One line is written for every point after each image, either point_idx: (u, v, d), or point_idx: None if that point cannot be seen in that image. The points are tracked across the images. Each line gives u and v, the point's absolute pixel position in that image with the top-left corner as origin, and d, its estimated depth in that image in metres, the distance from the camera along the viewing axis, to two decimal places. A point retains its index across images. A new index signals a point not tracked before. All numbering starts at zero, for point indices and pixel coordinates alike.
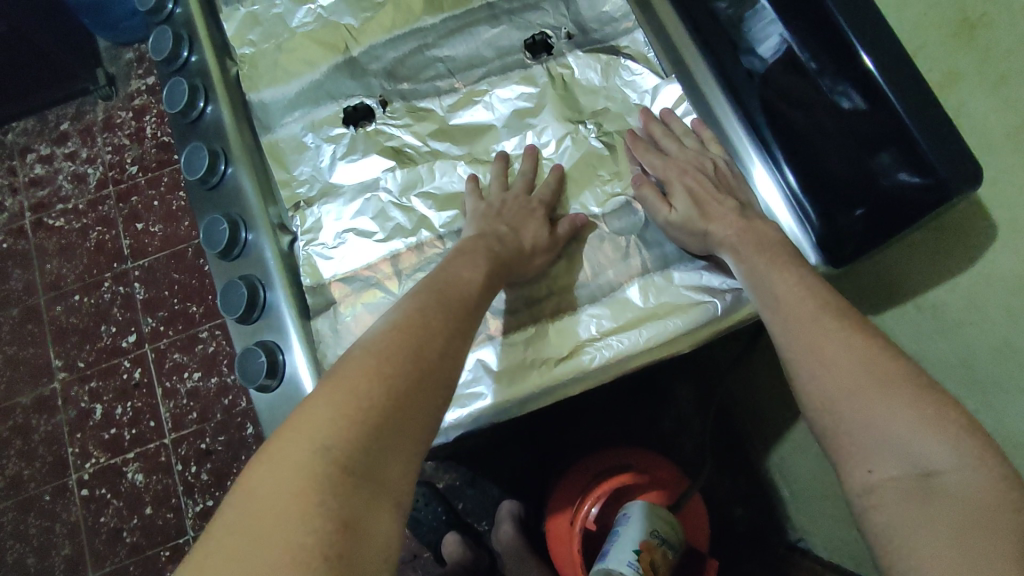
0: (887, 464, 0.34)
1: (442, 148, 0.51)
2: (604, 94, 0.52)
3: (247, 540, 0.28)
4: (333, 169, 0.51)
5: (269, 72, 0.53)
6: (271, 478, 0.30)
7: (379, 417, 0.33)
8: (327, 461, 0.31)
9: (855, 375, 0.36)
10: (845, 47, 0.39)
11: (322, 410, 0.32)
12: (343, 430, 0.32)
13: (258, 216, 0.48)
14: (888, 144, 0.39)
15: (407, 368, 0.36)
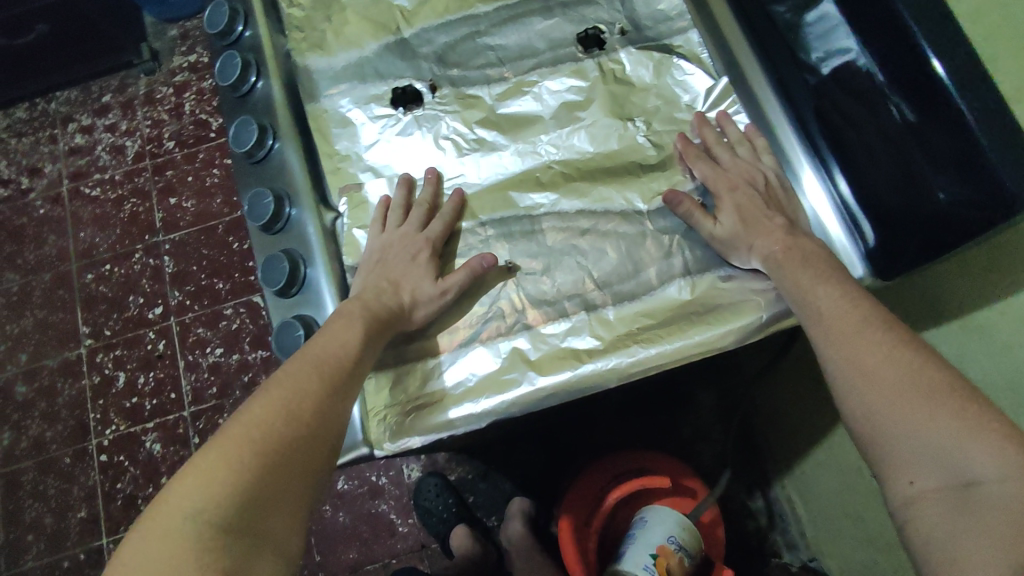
0: (926, 475, 0.33)
1: (488, 136, 0.51)
2: (655, 91, 0.51)
3: None
4: (378, 151, 0.51)
5: (320, 50, 0.53)
6: (145, 546, 0.31)
7: (258, 466, 0.34)
8: (199, 522, 0.31)
9: (893, 383, 0.36)
10: (913, 52, 0.38)
11: (199, 468, 0.33)
12: (221, 485, 0.33)
13: (303, 192, 0.49)
14: (946, 158, 0.37)
15: (289, 419, 0.37)
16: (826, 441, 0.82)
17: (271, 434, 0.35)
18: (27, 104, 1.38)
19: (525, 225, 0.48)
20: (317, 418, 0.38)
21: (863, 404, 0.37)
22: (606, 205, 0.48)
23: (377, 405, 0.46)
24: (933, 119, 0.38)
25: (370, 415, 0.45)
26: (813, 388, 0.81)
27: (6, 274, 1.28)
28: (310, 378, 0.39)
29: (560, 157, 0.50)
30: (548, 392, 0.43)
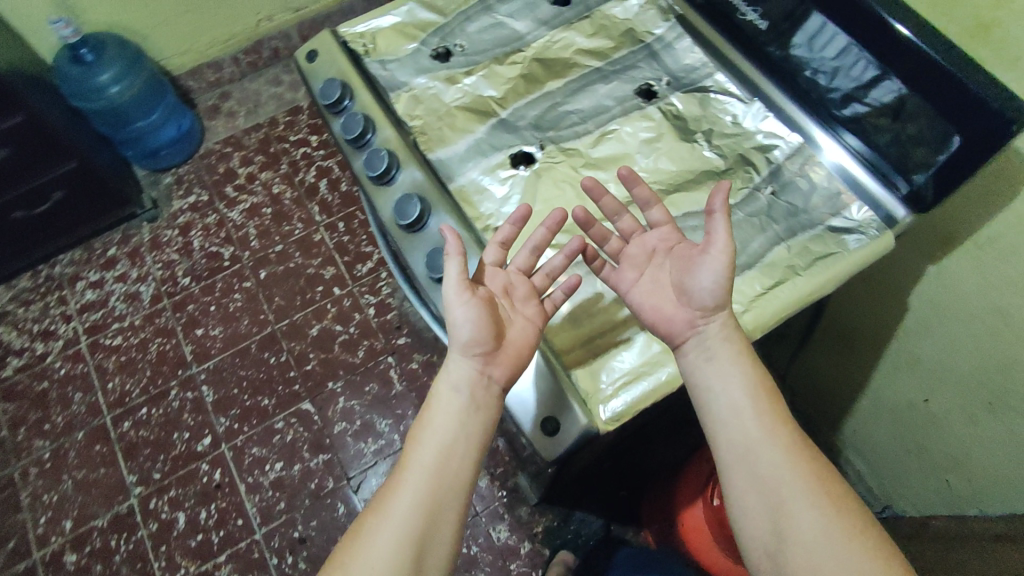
0: (770, 489, 0.48)
1: (593, 175, 0.64)
2: (706, 120, 0.67)
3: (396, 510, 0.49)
4: (512, 204, 0.62)
5: (439, 138, 0.65)
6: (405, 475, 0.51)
7: (456, 428, 0.53)
8: (431, 459, 0.51)
9: (754, 411, 0.51)
10: (893, 39, 0.54)
11: (429, 432, 0.53)
12: (441, 442, 0.52)
13: (469, 246, 0.60)
14: (945, 105, 0.53)
15: (414, 529, 0.49)
16: (871, 390, 0.97)
17: (395, 548, 0.48)
18: (30, 272, 1.39)
19: None
20: (435, 520, 0.49)
21: (780, 475, 0.48)
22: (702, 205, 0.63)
23: (591, 390, 0.54)
24: (924, 79, 0.53)
25: (585, 397, 0.54)
26: (848, 350, 0.96)
27: (35, 442, 1.23)
28: (416, 474, 0.51)
29: (652, 178, 0.64)
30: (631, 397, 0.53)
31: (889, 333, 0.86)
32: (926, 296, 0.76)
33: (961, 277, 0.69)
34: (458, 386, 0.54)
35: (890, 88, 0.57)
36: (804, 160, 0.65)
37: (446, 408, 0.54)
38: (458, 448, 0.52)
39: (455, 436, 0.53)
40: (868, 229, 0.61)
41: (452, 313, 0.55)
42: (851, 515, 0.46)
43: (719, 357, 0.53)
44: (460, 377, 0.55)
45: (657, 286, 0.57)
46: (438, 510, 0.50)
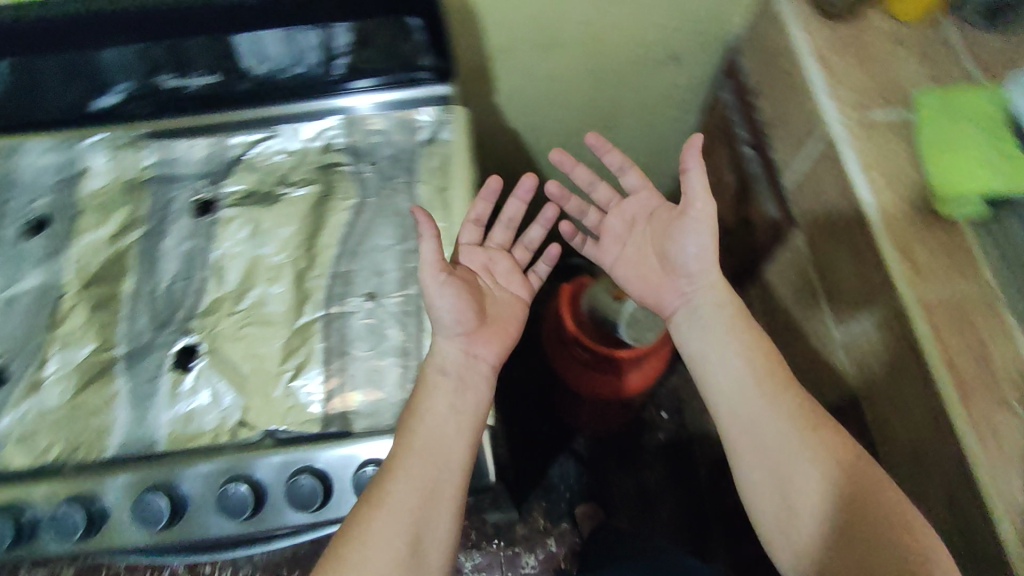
0: (773, 452, 0.52)
1: (249, 300, 0.59)
2: (268, 174, 0.66)
3: (399, 502, 0.48)
4: (225, 392, 0.54)
5: (96, 433, 0.53)
6: (403, 464, 0.50)
7: (451, 422, 0.53)
8: (428, 451, 0.51)
9: (753, 389, 0.55)
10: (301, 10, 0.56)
11: (427, 423, 0.52)
12: (437, 433, 0.52)
13: (239, 458, 0.52)
14: (376, 13, 0.58)
15: (410, 532, 0.48)
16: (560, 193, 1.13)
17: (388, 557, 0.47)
18: None
19: (341, 283, 0.60)
20: (429, 520, 0.49)
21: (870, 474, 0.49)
22: (342, 223, 0.63)
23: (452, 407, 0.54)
24: (345, 13, 0.57)
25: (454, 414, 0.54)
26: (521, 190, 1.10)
27: None
28: (415, 470, 0.50)
29: (290, 250, 0.62)
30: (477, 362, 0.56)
31: (524, 155, 1.00)
32: (514, 115, 0.90)
33: (513, 85, 0.83)
34: (445, 386, 0.54)
35: (342, 34, 0.60)
36: (358, 124, 0.68)
37: (438, 406, 0.53)
38: (451, 447, 0.52)
39: (449, 434, 0.52)
40: (443, 117, 0.68)
41: (432, 296, 0.56)
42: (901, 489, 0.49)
43: (713, 329, 0.60)
44: (450, 359, 0.56)
45: (637, 255, 0.67)
46: (433, 512, 0.49)
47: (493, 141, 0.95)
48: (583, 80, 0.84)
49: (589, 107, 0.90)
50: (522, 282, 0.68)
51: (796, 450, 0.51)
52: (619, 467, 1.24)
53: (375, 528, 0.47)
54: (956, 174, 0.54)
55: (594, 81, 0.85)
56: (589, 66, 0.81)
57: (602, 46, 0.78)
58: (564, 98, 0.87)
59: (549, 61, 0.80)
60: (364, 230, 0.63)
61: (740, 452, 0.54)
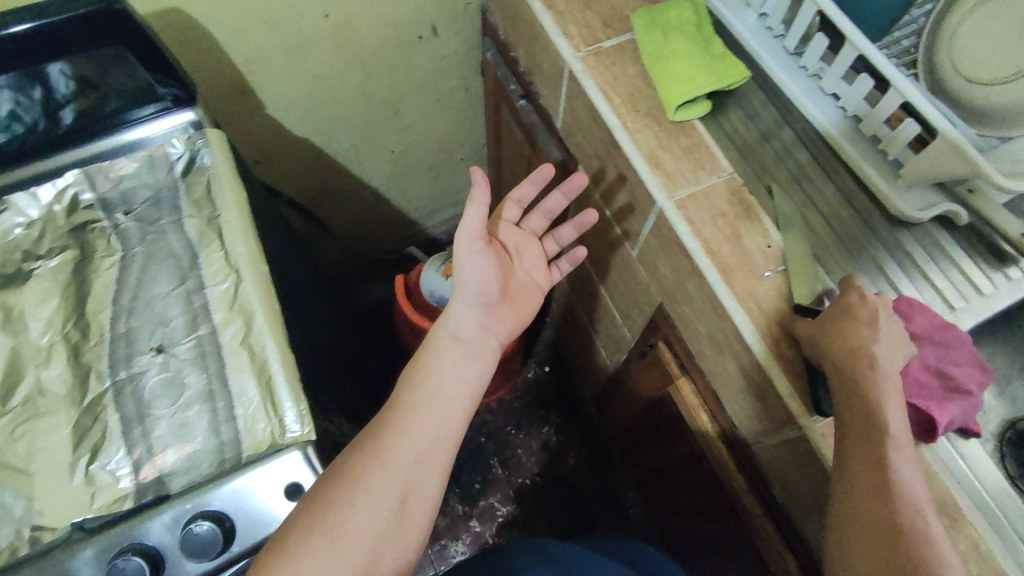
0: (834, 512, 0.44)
1: (20, 394, 0.53)
2: (7, 252, 0.58)
3: (393, 454, 0.51)
4: (13, 500, 0.48)
5: None
6: (403, 420, 0.53)
7: (458, 391, 0.56)
8: (431, 414, 0.54)
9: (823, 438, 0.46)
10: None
11: (432, 386, 0.56)
12: (442, 397, 0.55)
13: (43, 567, 0.46)
14: (105, 44, 0.54)
15: (398, 488, 0.50)
16: (378, 187, 1.11)
17: (374, 494, 0.49)
18: None
19: (122, 343, 0.55)
20: (419, 474, 0.51)
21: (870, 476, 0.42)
22: (112, 284, 0.59)
23: (270, 436, 0.51)
24: (65, 45, 0.52)
25: (274, 441, 0.51)
26: (338, 195, 1.06)
27: None
28: (416, 422, 0.53)
29: (55, 327, 0.56)
30: (285, 382, 0.52)
31: (326, 159, 0.97)
32: (294, 121, 0.86)
33: (278, 91, 0.80)
34: (455, 354, 0.59)
35: (53, 71, 0.54)
36: (100, 171, 0.60)
37: (445, 365, 0.58)
38: (453, 407, 0.55)
39: (453, 392, 0.56)
40: (196, 142, 0.63)
41: (464, 260, 0.61)
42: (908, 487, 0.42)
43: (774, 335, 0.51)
44: (460, 325, 0.61)
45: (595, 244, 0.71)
46: (426, 467, 0.52)
47: (284, 152, 0.91)
48: (351, 71, 0.82)
49: (370, 96, 0.88)
50: (543, 268, 0.72)
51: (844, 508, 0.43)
52: (517, 431, 1.27)
53: (366, 476, 0.49)
54: (677, 80, 0.58)
55: (366, 70, 0.84)
56: (350, 57, 0.80)
57: (354, 34, 0.77)
58: (339, 92, 0.85)
59: (306, 60, 0.77)
60: (137, 284, 0.59)
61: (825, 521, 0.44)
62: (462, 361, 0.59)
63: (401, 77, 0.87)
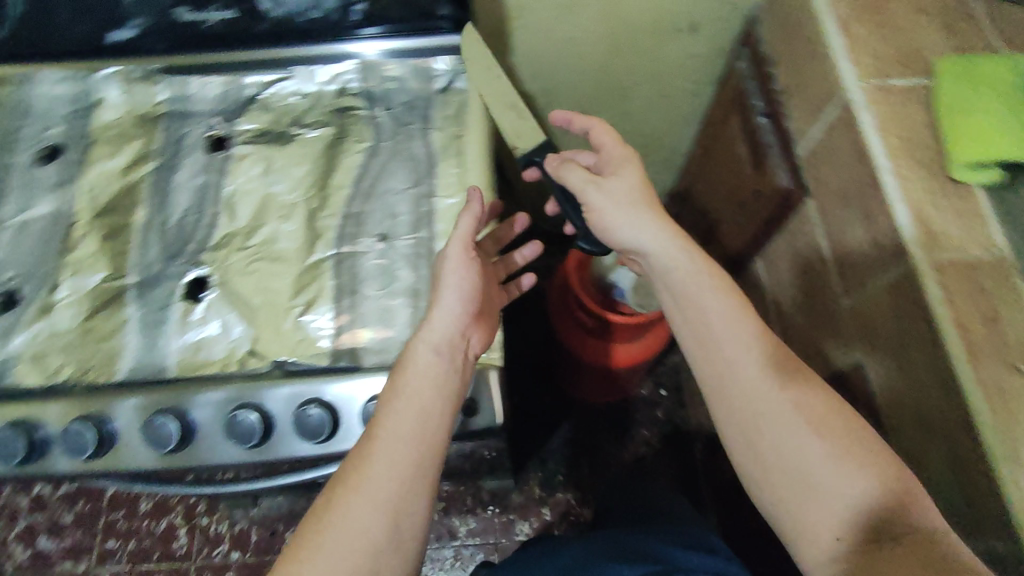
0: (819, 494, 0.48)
1: (261, 236, 0.59)
2: (283, 115, 0.65)
3: (375, 486, 0.46)
4: (236, 322, 0.54)
5: (105, 356, 0.53)
6: (382, 452, 0.47)
7: (434, 402, 0.50)
8: (411, 436, 0.48)
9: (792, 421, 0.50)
10: None
11: (405, 408, 0.49)
12: (428, 414, 0.49)
13: (245, 389, 0.52)
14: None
15: (386, 517, 0.46)
16: None
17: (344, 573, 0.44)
18: None
19: (353, 222, 0.60)
20: (392, 521, 0.46)
21: (731, 398, 0.53)
22: (356, 165, 0.63)
23: None
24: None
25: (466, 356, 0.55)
26: None
27: None
28: (376, 474, 0.47)
29: (301, 190, 0.61)
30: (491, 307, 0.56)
31: (538, 120, 0.99)
32: (530, 77, 0.89)
33: (532, 45, 0.83)
34: (428, 362, 0.50)
35: None
36: (374, 69, 0.66)
37: (410, 393, 0.49)
38: (428, 428, 0.49)
39: (428, 411, 0.49)
40: (460, 67, 0.66)
41: (450, 270, 0.53)
42: (816, 403, 0.50)
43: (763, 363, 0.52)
44: (439, 337, 0.51)
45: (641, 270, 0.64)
46: (394, 513, 0.46)
47: None
48: (602, 45, 0.84)
49: (603, 74, 0.90)
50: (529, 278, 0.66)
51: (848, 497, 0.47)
52: (617, 442, 1.25)
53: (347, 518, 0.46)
54: (976, 139, 0.53)
55: (614, 47, 0.84)
56: (608, 31, 0.81)
57: (621, 9, 0.78)
58: (583, 63, 0.87)
59: (570, 22, 0.79)
60: (376, 174, 0.62)
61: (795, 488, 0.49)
62: (432, 385, 0.50)
63: (641, 63, 0.87)
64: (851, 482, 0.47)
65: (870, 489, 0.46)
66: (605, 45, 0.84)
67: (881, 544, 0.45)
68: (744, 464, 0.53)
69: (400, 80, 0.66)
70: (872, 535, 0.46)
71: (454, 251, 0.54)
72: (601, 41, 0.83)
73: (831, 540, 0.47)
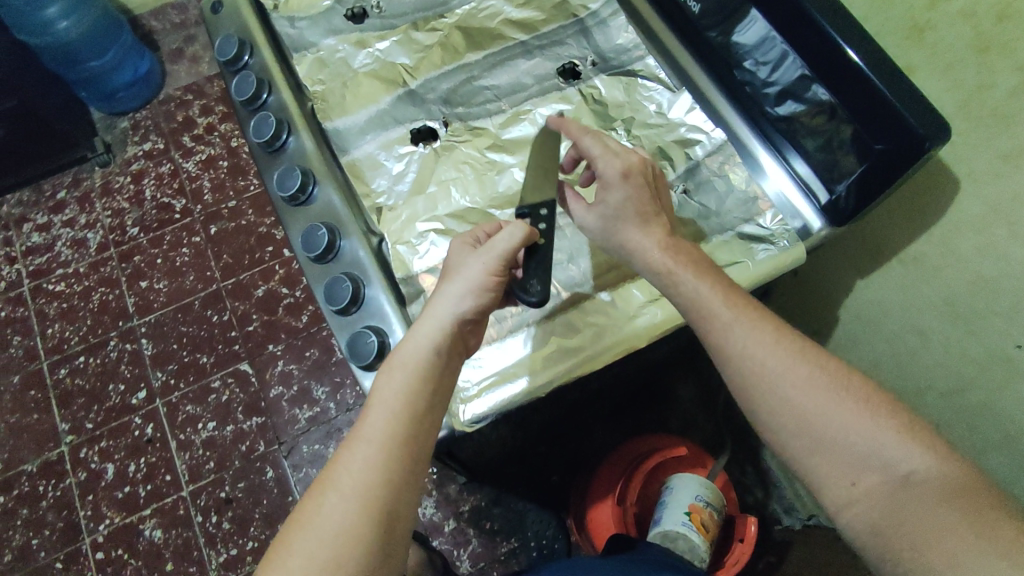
0: (868, 479, 0.42)
1: (499, 157, 0.59)
2: (629, 107, 0.62)
3: (354, 494, 0.42)
4: (406, 182, 0.58)
5: (339, 105, 0.60)
6: (354, 462, 0.43)
7: (418, 401, 0.45)
8: (388, 440, 0.44)
9: (804, 390, 0.45)
10: (815, 35, 0.50)
11: (383, 407, 0.45)
12: (408, 414, 0.45)
13: (350, 224, 0.56)
14: (869, 116, 0.48)
15: (365, 513, 0.41)
16: None
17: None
18: None
19: None
20: (374, 535, 0.41)
21: (752, 386, 0.46)
22: None
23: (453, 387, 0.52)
24: (850, 89, 0.49)
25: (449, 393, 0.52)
26: None
27: None
28: (352, 472, 0.42)
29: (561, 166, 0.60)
30: (513, 395, 0.52)
31: (823, 343, 0.82)
32: (854, 310, 0.72)
33: (887, 294, 0.66)
34: (411, 350, 0.47)
35: (818, 96, 0.53)
36: (725, 157, 0.60)
37: (394, 385, 0.46)
38: (414, 428, 0.45)
39: (413, 411, 0.45)
40: (779, 238, 0.56)
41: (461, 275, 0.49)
42: (801, 369, 0.46)
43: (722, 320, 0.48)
44: (426, 338, 0.47)
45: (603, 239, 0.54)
46: (379, 518, 0.42)
47: (815, 301, 0.79)
48: (937, 377, 0.63)
49: (906, 394, 0.70)
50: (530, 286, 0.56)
51: (895, 470, 0.42)
52: None
53: (318, 529, 0.41)
54: None
55: (948, 394, 0.63)
56: (958, 377, 0.61)
57: (993, 381, 0.56)
58: (906, 364, 0.67)
59: (939, 326, 0.60)
60: None
61: (828, 456, 0.44)
62: (413, 375, 0.46)
63: (951, 437, 0.65)
64: (855, 419, 0.43)
65: (892, 433, 0.43)
66: (942, 382, 0.63)
67: (904, 487, 0.41)
68: (772, 437, 0.46)
69: (727, 190, 0.59)
70: (896, 481, 0.42)
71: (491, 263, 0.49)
72: (942, 375, 0.63)
73: (844, 483, 0.43)
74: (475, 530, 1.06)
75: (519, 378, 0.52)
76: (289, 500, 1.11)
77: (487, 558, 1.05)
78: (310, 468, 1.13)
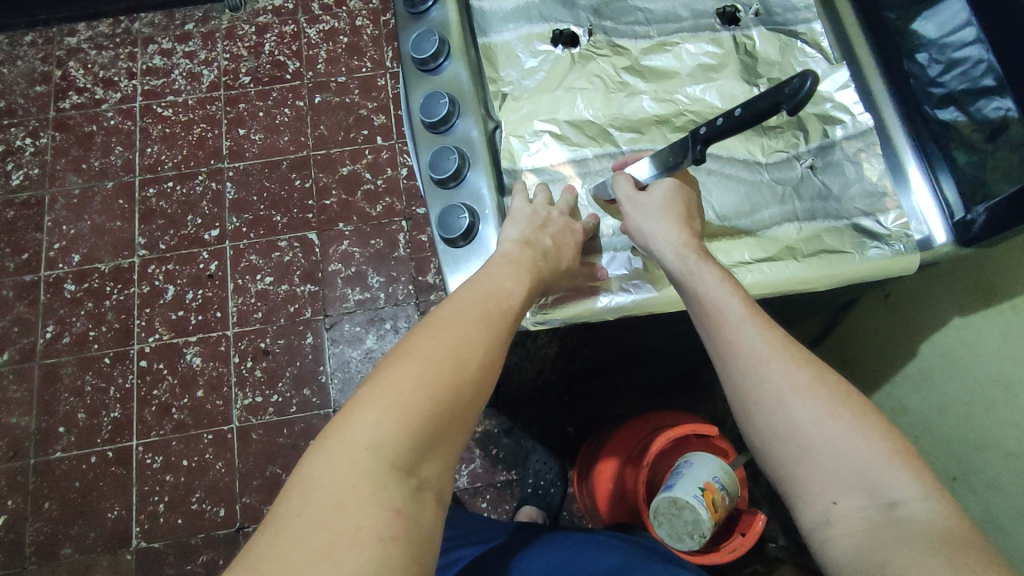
0: (857, 500, 0.39)
1: (632, 81, 0.58)
2: (780, 68, 0.59)
3: (430, 386, 0.39)
4: (535, 79, 0.58)
5: None
6: (425, 355, 0.41)
7: (495, 318, 0.45)
8: (466, 342, 0.42)
9: (802, 394, 0.43)
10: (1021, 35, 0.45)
11: (464, 314, 0.44)
12: (485, 324, 0.44)
13: (471, 102, 0.55)
14: None
15: (438, 408, 0.39)
16: None
17: (379, 483, 0.36)
18: (111, 19, 1.38)
19: None
20: (469, 412, 0.41)
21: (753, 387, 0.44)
22: (732, 151, 0.58)
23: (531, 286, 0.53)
24: None
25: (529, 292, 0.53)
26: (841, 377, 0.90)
27: (69, 176, 1.28)
28: (457, 324, 0.43)
29: (692, 107, 0.58)
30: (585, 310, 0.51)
31: (890, 374, 0.79)
32: (941, 348, 0.69)
33: (983, 338, 0.62)
34: (497, 282, 0.47)
35: (999, 108, 0.49)
36: (865, 146, 0.57)
37: (471, 301, 0.45)
38: (489, 339, 0.43)
39: (483, 321, 0.44)
40: (895, 241, 0.53)
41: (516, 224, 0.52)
42: (815, 387, 0.43)
43: (726, 305, 0.46)
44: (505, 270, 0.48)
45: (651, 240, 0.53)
46: (473, 388, 0.41)
47: (899, 330, 0.76)
48: (1007, 437, 0.60)
49: (964, 446, 0.66)
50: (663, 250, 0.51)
51: (882, 494, 0.39)
52: None
53: (391, 414, 0.37)
54: None
55: (1012, 456, 0.60)
56: None
57: None
58: (977, 415, 0.64)
59: None
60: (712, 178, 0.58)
61: (823, 464, 0.41)
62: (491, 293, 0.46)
63: (997, 499, 0.62)
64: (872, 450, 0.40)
65: (883, 454, 0.40)
66: (1011, 443, 0.59)
67: (887, 514, 0.38)
68: (760, 445, 0.44)
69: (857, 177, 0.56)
70: (881, 510, 0.39)
71: (677, 265, 0.49)
72: (1013, 434, 0.59)
73: (823, 499, 0.40)
74: (481, 451, 1.09)
75: (579, 303, 0.52)
76: (320, 368, 1.17)
77: (484, 480, 1.07)
78: (346, 346, 1.18)
